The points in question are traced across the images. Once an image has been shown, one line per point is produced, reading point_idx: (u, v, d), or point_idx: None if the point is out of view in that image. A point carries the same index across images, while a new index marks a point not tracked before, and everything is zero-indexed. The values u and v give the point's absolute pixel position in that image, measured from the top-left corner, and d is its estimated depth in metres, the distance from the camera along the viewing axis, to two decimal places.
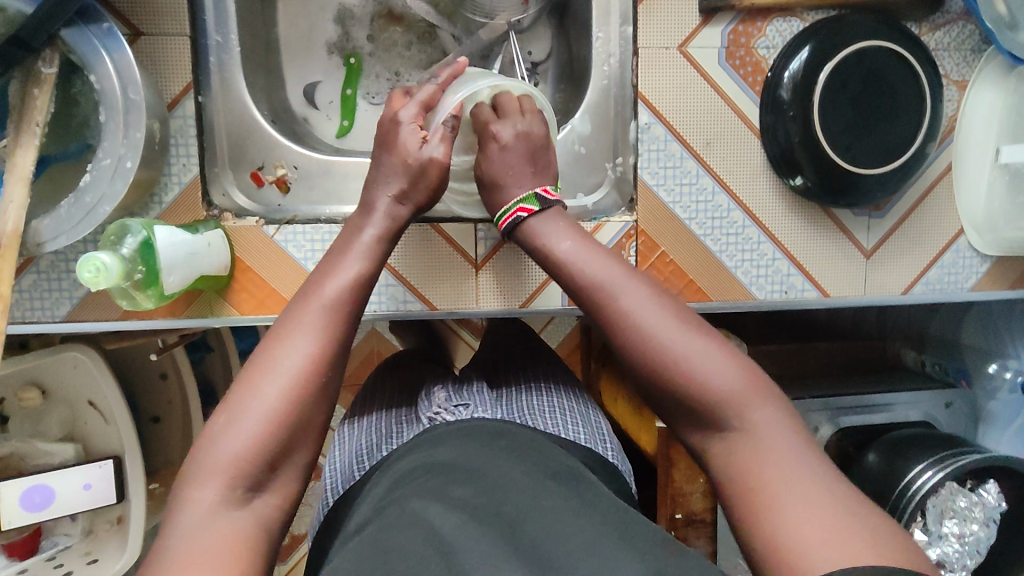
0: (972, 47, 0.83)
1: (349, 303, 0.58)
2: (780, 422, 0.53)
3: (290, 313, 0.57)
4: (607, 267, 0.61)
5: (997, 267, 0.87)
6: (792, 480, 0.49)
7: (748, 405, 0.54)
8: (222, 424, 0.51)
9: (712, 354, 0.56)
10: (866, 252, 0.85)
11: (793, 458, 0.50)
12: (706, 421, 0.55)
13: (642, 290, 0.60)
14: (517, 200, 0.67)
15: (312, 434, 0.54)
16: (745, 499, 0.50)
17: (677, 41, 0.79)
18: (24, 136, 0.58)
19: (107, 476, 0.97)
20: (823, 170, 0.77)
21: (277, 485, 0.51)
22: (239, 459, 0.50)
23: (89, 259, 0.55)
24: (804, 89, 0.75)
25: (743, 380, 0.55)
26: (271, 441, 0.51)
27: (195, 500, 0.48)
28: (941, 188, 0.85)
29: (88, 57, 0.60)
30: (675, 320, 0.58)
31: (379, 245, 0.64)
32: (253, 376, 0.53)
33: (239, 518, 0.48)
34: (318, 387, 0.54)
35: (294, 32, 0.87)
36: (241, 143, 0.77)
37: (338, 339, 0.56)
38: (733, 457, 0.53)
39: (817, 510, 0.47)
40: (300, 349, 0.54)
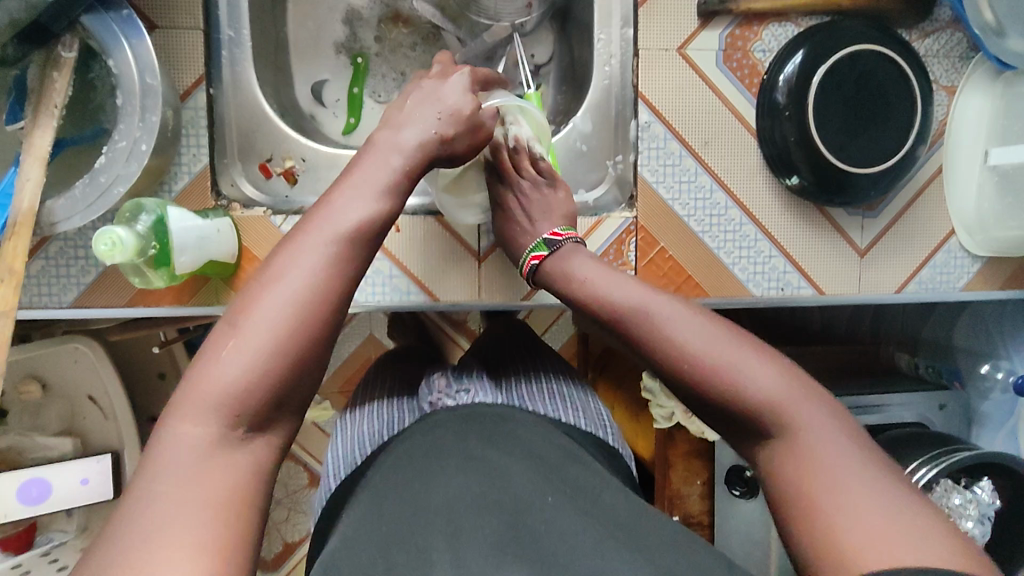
0: (960, 54, 0.86)
1: (362, 239, 0.54)
2: (830, 428, 0.51)
3: (298, 240, 0.53)
4: (639, 291, 0.60)
5: (987, 267, 0.89)
6: (850, 477, 0.48)
7: (797, 410, 0.52)
8: (221, 353, 0.48)
9: (751, 363, 0.55)
10: (860, 251, 0.87)
11: (850, 460, 0.49)
12: (753, 432, 0.54)
13: (677, 307, 0.59)
14: (534, 248, 0.72)
15: (314, 371, 0.51)
16: (796, 506, 0.48)
17: (676, 43, 0.82)
18: (43, 117, 0.60)
19: (105, 471, 0.96)
20: (819, 170, 0.79)
21: (275, 424, 0.49)
22: (236, 392, 0.47)
23: (105, 234, 0.57)
24: (798, 92, 0.78)
25: (788, 388, 0.53)
26: (269, 379, 0.48)
27: (188, 436, 0.45)
28: (931, 191, 0.87)
29: (108, 43, 0.62)
30: (715, 334, 0.57)
31: (403, 177, 0.60)
32: (253, 301, 0.50)
33: (234, 461, 0.46)
34: (321, 327, 0.50)
35: (304, 32, 0.89)
36: (250, 136, 0.79)
37: (348, 276, 0.53)
38: (785, 466, 0.51)
39: (875, 504, 0.46)
40: (308, 280, 0.51)
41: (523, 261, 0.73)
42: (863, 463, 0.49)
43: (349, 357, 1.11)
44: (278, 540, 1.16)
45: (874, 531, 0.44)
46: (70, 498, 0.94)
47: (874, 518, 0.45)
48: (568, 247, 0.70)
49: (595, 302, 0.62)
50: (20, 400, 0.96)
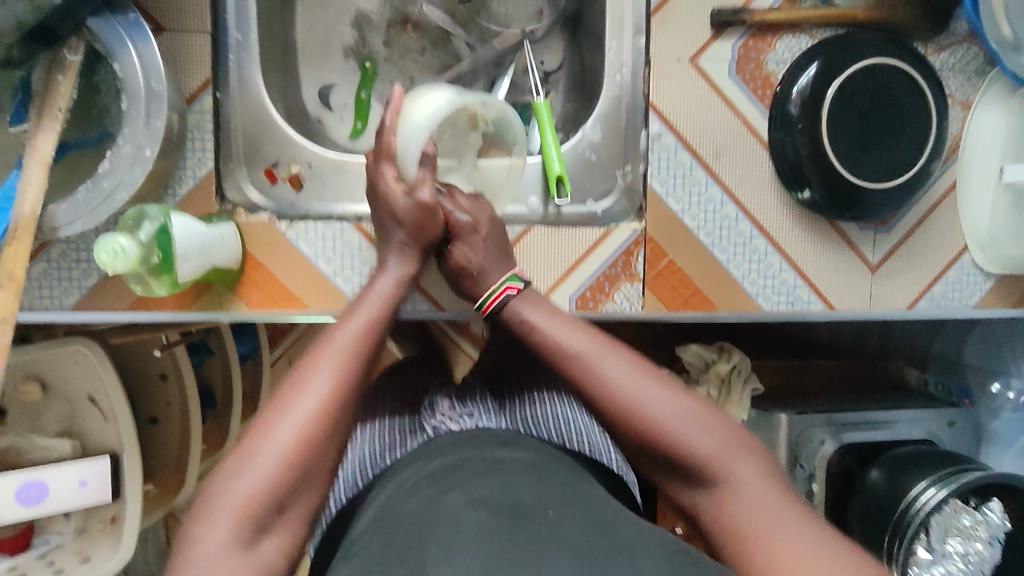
0: (976, 68, 0.85)
1: (364, 355, 0.57)
2: (761, 476, 0.55)
3: (309, 355, 0.56)
4: (587, 338, 0.60)
5: (1000, 285, 0.88)
6: (779, 525, 0.51)
7: (732, 463, 0.55)
8: (234, 465, 0.51)
9: (691, 416, 0.57)
10: (871, 265, 0.86)
11: (780, 508, 0.52)
12: (691, 479, 0.57)
13: (622, 358, 0.60)
14: (505, 279, 0.66)
15: (322, 479, 0.53)
16: (733, 549, 0.52)
17: (689, 53, 0.81)
18: (46, 120, 0.59)
19: (103, 473, 0.95)
20: (830, 184, 0.78)
21: (284, 528, 0.51)
22: (249, 502, 0.50)
23: (107, 241, 0.56)
24: (812, 105, 0.77)
25: (722, 440, 0.56)
26: (279, 485, 0.50)
27: (207, 539, 0.49)
28: (945, 207, 0.86)
29: (113, 46, 0.61)
30: (659, 385, 0.58)
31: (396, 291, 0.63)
32: (268, 419, 0.52)
33: (245, 561, 0.48)
34: (325, 440, 0.53)
35: (312, 35, 0.88)
36: (256, 141, 0.78)
37: (354, 390, 0.55)
38: (723, 513, 0.54)
39: (802, 539, 0.49)
40: (317, 394, 0.53)
41: (490, 293, 0.66)
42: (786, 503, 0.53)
43: None
44: None
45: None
46: (67, 501, 0.92)
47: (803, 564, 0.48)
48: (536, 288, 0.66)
49: (544, 350, 0.62)
50: (19, 401, 0.95)
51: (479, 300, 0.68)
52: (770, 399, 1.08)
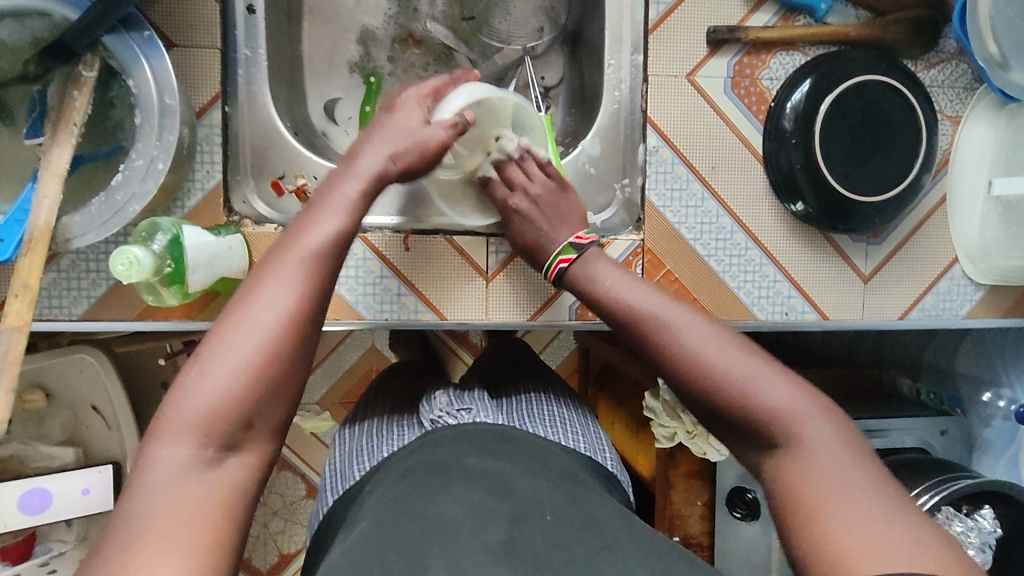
0: (965, 84, 0.87)
1: (325, 260, 0.55)
2: (832, 437, 0.52)
3: (268, 266, 0.54)
4: (654, 296, 0.62)
5: (990, 295, 0.90)
6: (843, 484, 0.49)
7: (803, 420, 0.53)
8: (195, 377, 0.49)
9: (763, 373, 0.55)
10: (864, 276, 0.88)
11: (849, 470, 0.50)
12: (755, 440, 0.54)
13: (690, 314, 0.60)
14: (561, 250, 0.73)
15: (287, 392, 0.52)
16: (792, 512, 0.49)
17: (686, 70, 0.83)
18: (62, 135, 0.60)
19: (106, 481, 0.96)
20: (824, 197, 0.80)
21: (249, 443, 0.50)
22: (211, 413, 0.48)
23: (121, 253, 0.57)
24: (806, 120, 0.79)
25: (797, 399, 0.54)
26: (243, 399, 0.49)
27: (164, 457, 0.46)
28: (935, 219, 0.88)
29: (127, 62, 0.62)
30: (726, 341, 0.57)
31: (363, 200, 0.60)
32: (224, 329, 0.51)
33: (209, 479, 0.47)
34: (287, 351, 0.51)
35: (318, 51, 0.90)
36: (263, 154, 0.79)
37: (316, 297, 0.53)
38: (787, 474, 0.51)
39: (864, 509, 0.47)
40: (278, 302, 0.52)
41: (549, 264, 0.74)
42: (866, 473, 0.49)
43: (350, 368, 1.12)
44: (275, 551, 1.15)
45: (864, 539, 0.45)
46: (70, 509, 0.93)
47: (864, 525, 0.46)
48: (593, 250, 0.71)
49: (613, 307, 0.64)
50: (24, 409, 0.96)
51: (546, 266, 0.75)
52: None
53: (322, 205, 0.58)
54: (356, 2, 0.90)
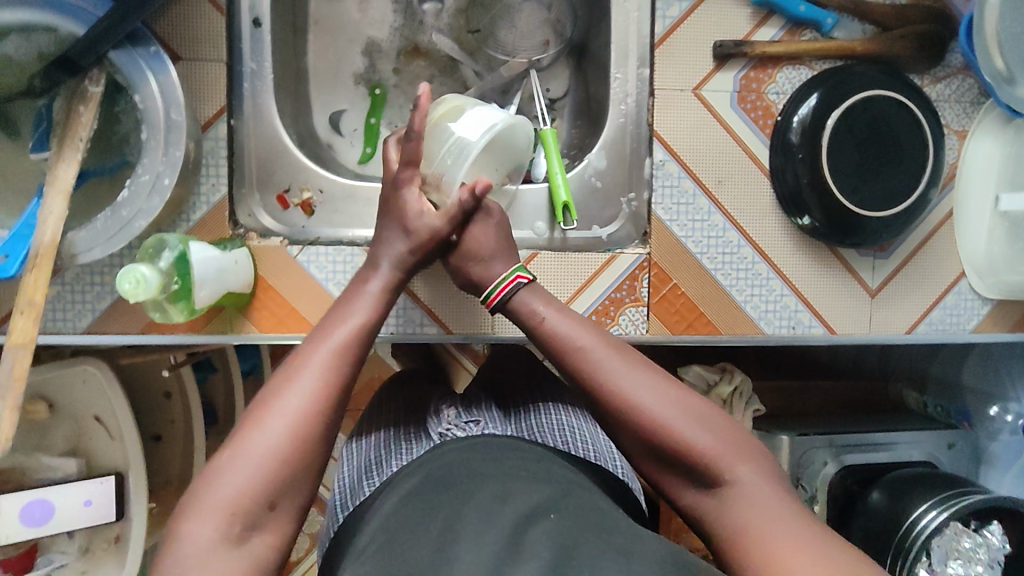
0: (972, 99, 0.87)
1: (355, 353, 0.60)
2: (761, 478, 0.55)
3: (300, 356, 0.58)
4: (591, 337, 0.63)
5: (997, 310, 0.90)
6: (779, 524, 0.51)
7: (733, 463, 0.56)
8: (225, 462, 0.53)
9: (693, 414, 0.58)
10: (871, 290, 0.88)
11: (781, 511, 0.53)
12: (696, 482, 0.57)
13: (624, 358, 0.61)
14: (512, 271, 0.69)
15: (312, 478, 0.54)
16: (737, 552, 0.52)
17: (692, 83, 0.83)
18: (68, 150, 0.60)
19: (108, 492, 0.96)
20: (830, 211, 0.80)
21: (272, 525, 0.52)
22: (237, 499, 0.51)
23: (128, 271, 0.57)
24: (813, 133, 0.79)
25: (724, 442, 0.57)
26: (267, 480, 0.52)
27: (193, 535, 0.49)
28: (943, 233, 0.88)
29: (133, 77, 0.62)
30: (660, 386, 0.60)
31: (384, 294, 0.65)
32: (256, 416, 0.54)
33: (235, 558, 0.49)
34: (313, 437, 0.54)
35: (323, 62, 0.90)
36: (269, 167, 0.79)
37: (343, 384, 0.57)
38: (726, 515, 0.54)
39: (798, 545, 0.49)
40: (306, 390, 0.55)
41: (494, 288, 0.68)
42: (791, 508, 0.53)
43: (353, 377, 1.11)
44: None
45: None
46: (72, 520, 0.94)
47: (804, 562, 0.48)
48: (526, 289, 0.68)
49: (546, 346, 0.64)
50: (26, 420, 0.96)
51: (484, 292, 0.70)
52: (769, 422, 1.07)
53: (349, 301, 0.63)
54: (362, 14, 0.90)
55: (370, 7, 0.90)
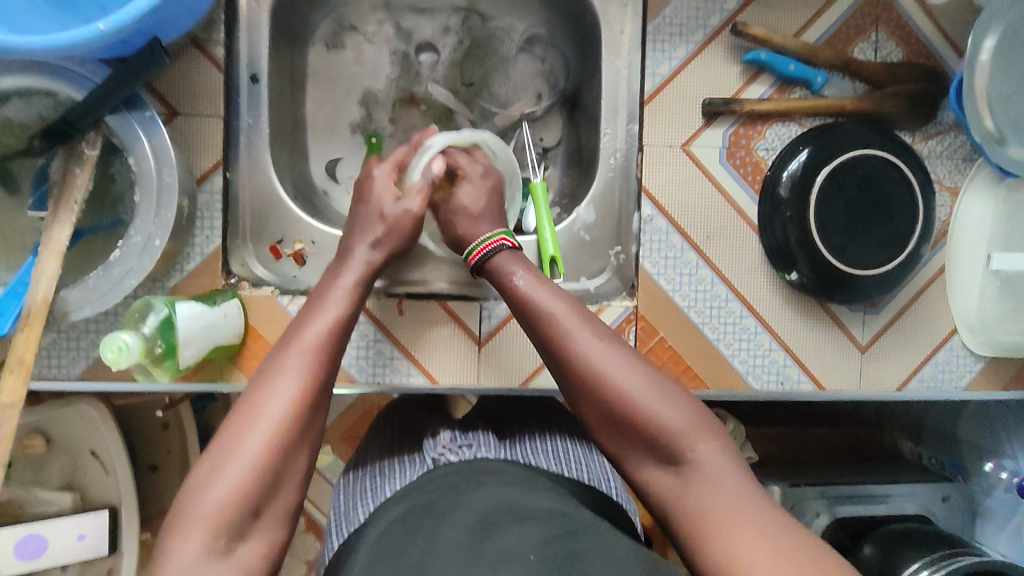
0: (963, 155, 0.87)
1: (330, 349, 0.60)
2: (722, 455, 0.55)
3: (275, 357, 0.58)
4: (561, 306, 0.62)
5: (990, 366, 0.89)
6: (735, 500, 0.52)
7: (693, 440, 0.55)
8: (207, 473, 0.52)
9: (657, 392, 0.58)
10: (861, 346, 0.87)
11: (739, 490, 0.53)
12: (654, 455, 0.57)
13: (595, 332, 0.61)
14: (496, 233, 0.70)
15: (295, 482, 0.56)
16: (693, 530, 0.52)
17: (681, 140, 0.83)
18: (63, 212, 0.63)
19: (102, 526, 0.98)
20: (818, 268, 0.80)
21: (259, 532, 0.53)
22: (224, 510, 0.51)
23: (111, 339, 0.58)
24: (801, 192, 0.80)
25: (687, 419, 0.57)
26: (255, 487, 0.52)
27: (182, 551, 0.49)
28: (934, 289, 0.87)
29: (127, 141, 0.64)
30: (623, 358, 0.59)
31: (357, 288, 0.67)
32: (237, 424, 0.54)
33: (222, 569, 0.49)
34: (297, 436, 0.55)
35: (320, 112, 0.92)
36: (263, 218, 0.81)
37: (322, 381, 0.58)
38: (686, 496, 0.54)
39: (756, 532, 0.49)
40: (282, 393, 0.56)
41: (477, 246, 0.70)
42: (756, 495, 0.52)
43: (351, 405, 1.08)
44: None
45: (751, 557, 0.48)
46: (66, 554, 0.95)
47: (756, 544, 0.48)
48: (505, 252, 0.69)
49: (520, 313, 0.64)
50: (24, 454, 0.97)
51: (467, 251, 0.72)
52: (761, 468, 1.06)
53: (323, 298, 0.64)
54: (360, 65, 0.93)
55: (367, 59, 0.93)
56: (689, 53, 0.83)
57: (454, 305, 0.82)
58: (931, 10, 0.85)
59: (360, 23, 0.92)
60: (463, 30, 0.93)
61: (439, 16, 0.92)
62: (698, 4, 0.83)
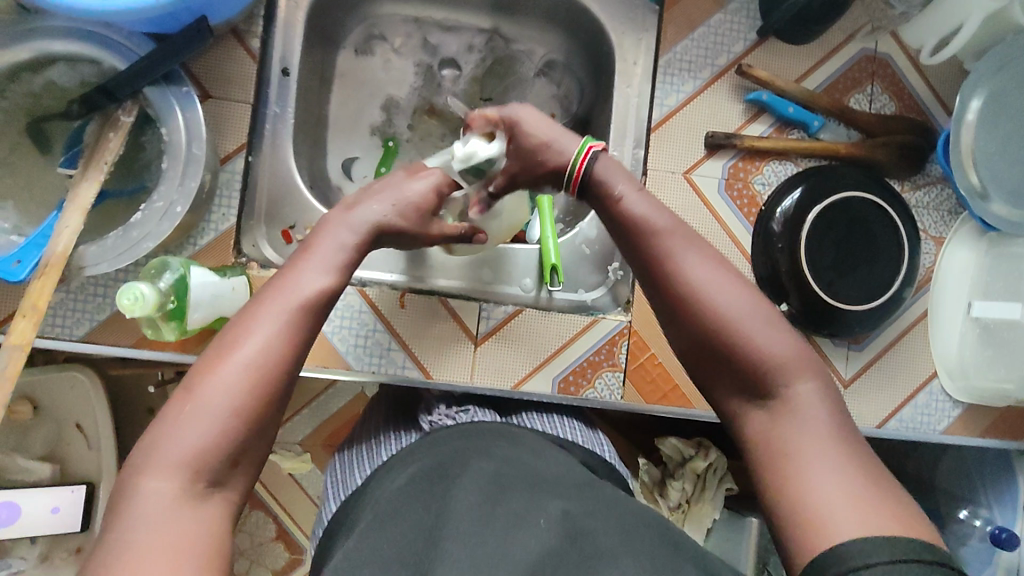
0: (949, 208, 0.92)
1: (320, 292, 0.54)
2: (822, 399, 0.51)
3: (259, 295, 0.52)
4: (668, 219, 0.58)
5: (967, 413, 0.91)
6: (829, 450, 0.48)
7: (794, 375, 0.51)
8: (176, 414, 0.47)
9: (763, 319, 0.53)
10: (843, 381, 0.90)
11: (831, 437, 0.49)
12: (743, 390, 0.53)
13: (703, 251, 0.57)
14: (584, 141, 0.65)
15: (269, 432, 0.50)
16: (776, 464, 0.49)
17: (682, 167, 0.88)
18: (92, 171, 0.66)
19: (77, 502, 0.97)
20: (807, 300, 0.83)
21: (234, 480, 0.48)
22: (195, 455, 0.46)
23: (129, 288, 0.60)
24: (793, 225, 0.84)
25: (791, 351, 0.52)
26: (233, 433, 0.47)
27: (149, 494, 0.44)
28: (916, 333, 0.91)
29: (162, 112, 0.67)
30: (731, 280, 0.55)
31: (362, 235, 0.60)
32: (210, 364, 0.48)
33: (196, 514, 0.45)
34: (274, 384, 0.49)
35: (344, 112, 0.96)
36: (278, 204, 0.84)
37: (309, 326, 0.52)
38: (773, 429, 0.50)
39: (845, 481, 0.46)
40: (266, 336, 0.50)
41: (576, 157, 0.64)
42: (851, 448, 0.48)
43: (337, 412, 1.05)
44: None
45: (841, 500, 0.45)
46: (37, 525, 0.96)
47: (846, 492, 0.45)
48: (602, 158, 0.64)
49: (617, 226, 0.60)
50: (11, 419, 0.97)
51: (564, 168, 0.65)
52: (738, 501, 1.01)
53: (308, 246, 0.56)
54: (385, 72, 0.98)
55: (393, 67, 0.98)
56: (696, 88, 0.88)
57: (454, 304, 0.85)
58: (923, 69, 0.91)
59: (389, 34, 0.97)
60: (486, 49, 0.99)
61: (465, 34, 0.98)
62: (707, 45, 0.89)
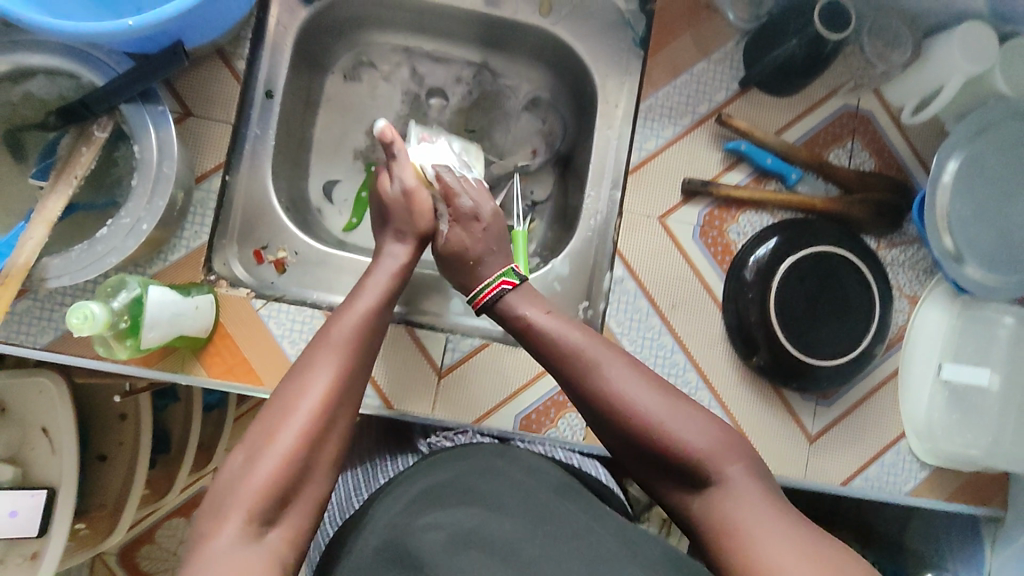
0: (925, 267, 0.91)
1: (362, 342, 0.63)
2: (748, 475, 0.58)
3: (308, 354, 0.61)
4: (585, 336, 0.65)
5: (935, 475, 0.89)
6: (767, 521, 0.54)
7: (719, 460, 0.58)
8: (240, 463, 0.54)
9: (682, 415, 0.60)
10: (810, 436, 0.88)
11: (765, 507, 0.55)
12: (682, 480, 0.60)
13: (619, 359, 0.64)
14: (498, 276, 0.72)
15: (321, 474, 0.56)
16: (723, 545, 0.55)
17: (658, 212, 0.88)
18: (62, 184, 0.66)
19: (36, 507, 0.96)
20: (775, 352, 0.83)
21: (288, 521, 0.53)
22: (257, 493, 0.52)
23: (79, 307, 0.61)
24: (766, 276, 0.84)
25: (712, 439, 0.59)
26: (286, 474, 0.53)
27: (218, 535, 0.50)
28: (886, 391, 0.90)
29: (136, 128, 0.68)
30: (649, 385, 0.62)
31: (391, 283, 0.70)
32: (270, 419, 0.56)
33: (254, 551, 0.50)
34: (326, 427, 0.57)
35: (328, 135, 0.97)
36: (253, 223, 0.85)
37: (353, 372, 0.61)
38: (713, 511, 0.57)
39: (786, 547, 0.51)
40: (319, 384, 0.58)
41: (485, 287, 0.72)
42: (782, 511, 0.55)
43: None
44: None
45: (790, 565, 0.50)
46: None
47: (791, 555, 0.51)
48: (515, 294, 0.71)
49: (545, 350, 0.67)
50: None
51: (473, 292, 0.74)
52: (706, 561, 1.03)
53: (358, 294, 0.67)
54: (372, 99, 0.99)
55: (380, 94, 0.99)
56: (676, 133, 0.89)
57: (421, 334, 0.85)
58: (905, 128, 0.91)
59: (378, 61, 0.99)
60: (474, 82, 1.00)
61: (453, 66, 1.00)
62: (689, 92, 0.89)
